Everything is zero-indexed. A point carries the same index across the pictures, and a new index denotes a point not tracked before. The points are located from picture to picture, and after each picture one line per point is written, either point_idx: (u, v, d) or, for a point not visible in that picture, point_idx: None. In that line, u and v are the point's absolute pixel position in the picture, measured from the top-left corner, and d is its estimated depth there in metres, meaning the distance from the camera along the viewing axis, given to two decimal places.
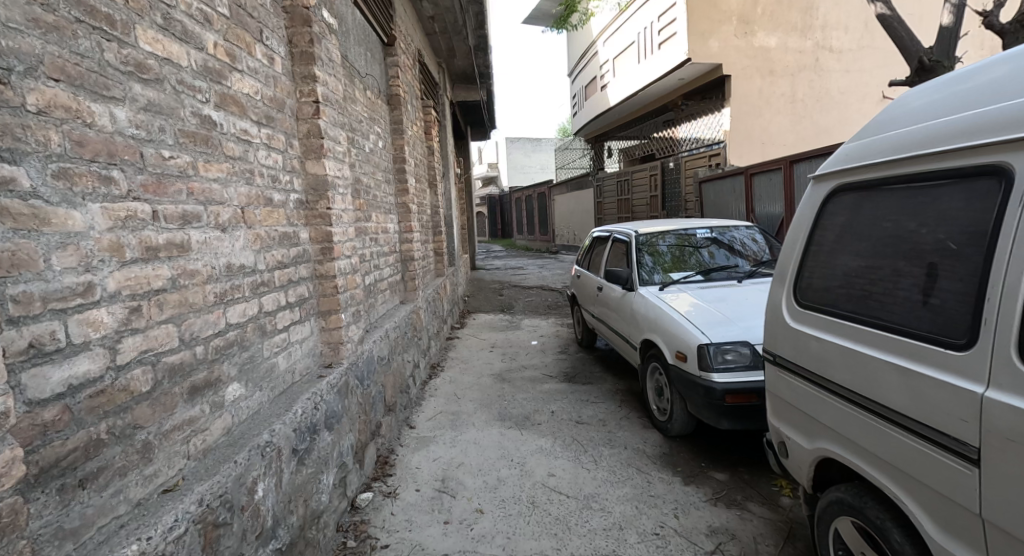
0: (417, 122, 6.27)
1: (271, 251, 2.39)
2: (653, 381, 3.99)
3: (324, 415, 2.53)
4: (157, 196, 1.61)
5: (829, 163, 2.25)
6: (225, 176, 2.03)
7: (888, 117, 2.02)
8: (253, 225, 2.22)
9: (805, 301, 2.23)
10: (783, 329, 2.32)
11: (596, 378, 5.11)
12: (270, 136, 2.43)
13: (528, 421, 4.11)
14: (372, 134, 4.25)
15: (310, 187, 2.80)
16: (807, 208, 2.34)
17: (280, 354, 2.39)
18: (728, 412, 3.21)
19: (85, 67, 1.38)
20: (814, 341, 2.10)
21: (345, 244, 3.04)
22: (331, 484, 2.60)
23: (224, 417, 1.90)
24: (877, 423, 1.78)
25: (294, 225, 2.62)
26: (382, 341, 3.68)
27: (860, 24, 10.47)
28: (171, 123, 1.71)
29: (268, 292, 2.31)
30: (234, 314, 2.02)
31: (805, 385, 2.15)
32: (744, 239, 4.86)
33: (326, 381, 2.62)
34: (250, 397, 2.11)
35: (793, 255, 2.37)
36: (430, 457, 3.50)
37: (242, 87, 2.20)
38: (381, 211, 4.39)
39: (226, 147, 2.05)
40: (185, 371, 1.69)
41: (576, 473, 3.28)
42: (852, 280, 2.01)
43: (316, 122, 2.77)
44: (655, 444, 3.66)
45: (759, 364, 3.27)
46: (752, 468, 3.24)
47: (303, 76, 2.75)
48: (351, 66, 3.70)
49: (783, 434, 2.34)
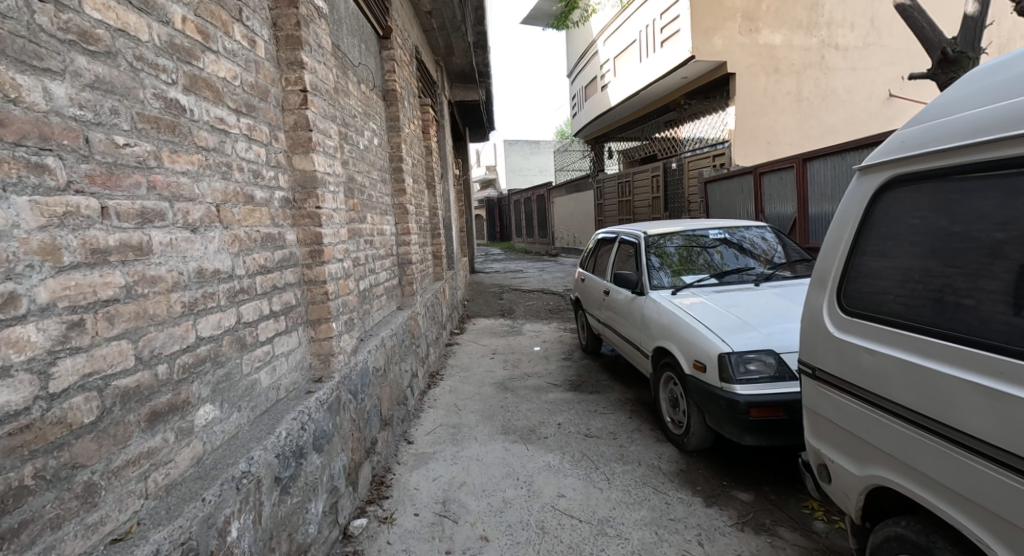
0: (415, 121, 6.03)
1: (252, 254, 2.14)
2: (666, 391, 3.75)
3: (313, 436, 2.28)
4: (106, 189, 1.36)
5: (878, 154, 2.01)
6: (196, 170, 1.79)
7: (953, 98, 1.80)
8: (230, 225, 1.98)
9: (852, 309, 2.00)
10: (823, 339, 2.10)
11: (603, 387, 4.86)
12: (251, 126, 2.19)
13: (534, 434, 3.86)
14: (366, 131, 4.01)
15: (298, 184, 2.56)
16: (853, 204, 2.10)
17: (262, 370, 2.14)
18: (753, 427, 2.97)
19: (8, 29, 1.15)
20: (867, 354, 1.88)
21: (336, 246, 2.79)
22: (321, 512, 2.35)
23: (194, 445, 1.66)
24: (951, 452, 1.58)
25: (278, 225, 2.38)
26: (378, 351, 3.42)
27: (867, 22, 10.27)
28: (128, 105, 1.46)
29: (248, 300, 2.06)
30: (206, 327, 1.77)
31: (855, 403, 1.93)
32: (755, 239, 4.63)
33: (315, 398, 2.38)
34: (227, 420, 1.87)
35: (835, 256, 2.13)
36: (429, 476, 3.25)
37: (217, 70, 1.96)
38: (377, 213, 4.15)
39: (198, 137, 1.81)
40: (144, 395, 1.45)
41: (588, 494, 3.03)
42: (916, 286, 1.79)
43: (304, 113, 2.54)
44: (671, 459, 3.41)
45: (787, 375, 3.02)
46: (778, 488, 2.99)
47: (289, 62, 2.51)
48: (343, 55, 3.46)
49: (824, 456, 2.12)
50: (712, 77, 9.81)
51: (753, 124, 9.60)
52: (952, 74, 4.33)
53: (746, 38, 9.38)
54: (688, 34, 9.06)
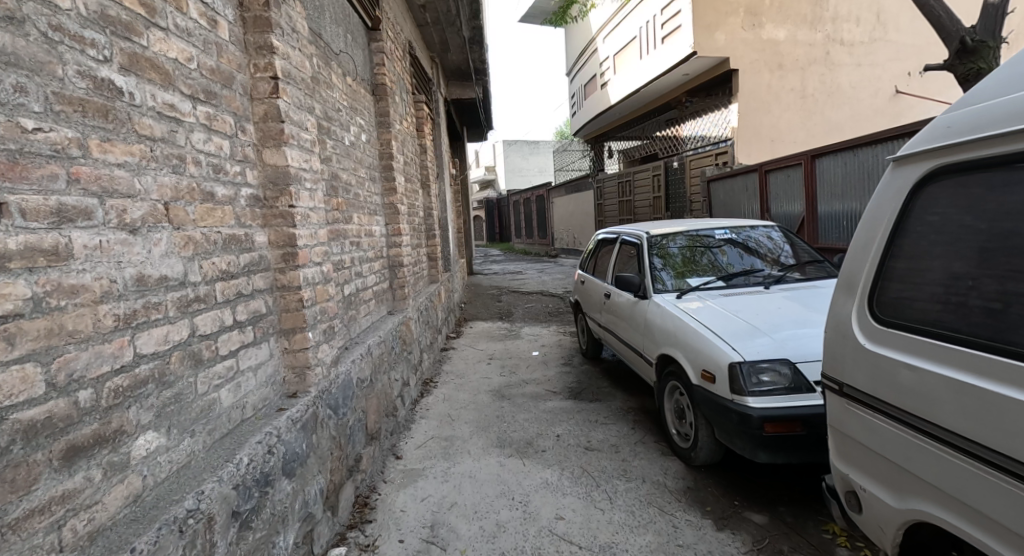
0: (408, 118, 5.80)
1: (212, 259, 1.90)
2: (672, 402, 3.52)
3: (281, 460, 2.06)
4: (6, 181, 1.17)
5: (916, 143, 1.76)
6: (137, 162, 1.56)
7: (1007, 75, 1.55)
8: (182, 225, 1.75)
9: (886, 318, 1.76)
10: (852, 351, 1.85)
11: (604, 395, 4.62)
12: (210, 116, 1.97)
13: (531, 447, 3.63)
14: (352, 126, 3.79)
15: (269, 181, 2.33)
16: (885, 199, 1.86)
17: (223, 388, 1.92)
18: (767, 443, 2.74)
19: None
20: (908, 371, 1.63)
21: (313, 249, 2.55)
22: (291, 545, 2.12)
23: (131, 481, 1.44)
24: (1012, 487, 1.33)
25: (245, 225, 2.16)
26: (363, 361, 3.19)
27: (873, 16, 9.99)
28: (40, 82, 1.26)
29: (204, 311, 1.84)
30: (147, 344, 1.54)
31: (893, 425, 1.69)
32: (762, 239, 4.40)
33: (286, 417, 2.16)
34: (176, 449, 1.64)
35: (864, 257, 1.88)
36: (418, 495, 3.02)
37: (166, 50, 1.72)
38: (364, 213, 3.92)
39: (139, 123, 1.58)
40: (59, 428, 1.23)
41: (588, 516, 2.80)
42: (949, 292, 1.59)
43: (274, 102, 2.31)
44: (678, 475, 3.18)
45: (804, 386, 2.78)
46: (794, 509, 2.76)
47: (257, 47, 2.28)
48: (324, 44, 3.24)
49: (855, 484, 1.88)
50: (714, 73, 9.57)
51: (756, 121, 9.37)
52: (972, 65, 4.09)
53: (748, 33, 9.16)
54: (690, 30, 8.83)
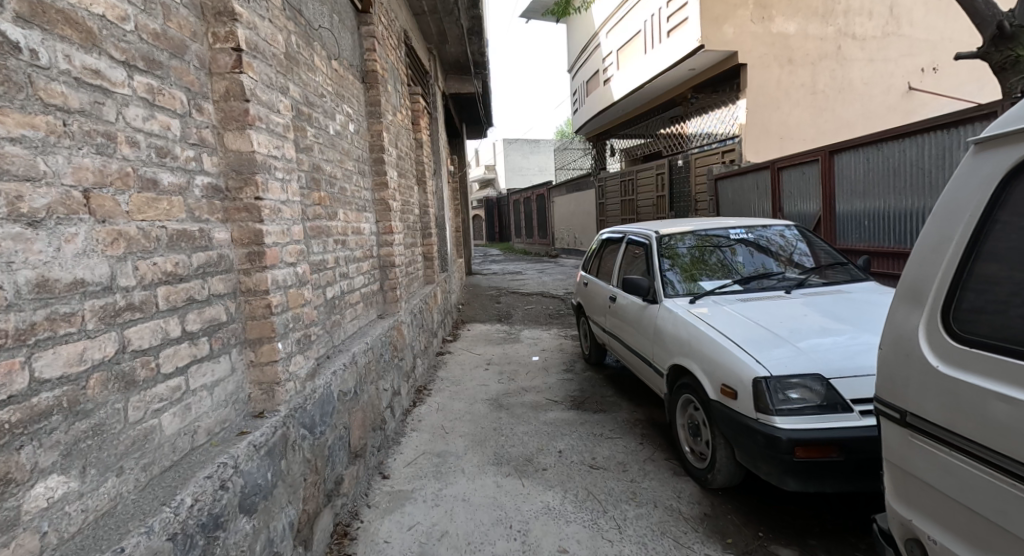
0: (402, 111, 5.48)
1: (155, 260, 1.60)
2: (685, 417, 3.21)
3: (238, 496, 1.75)
4: None
5: (1006, 121, 1.46)
6: (42, 138, 1.27)
7: None
8: (110, 217, 1.43)
9: (967, 335, 1.44)
10: (919, 372, 1.53)
11: (609, 405, 4.32)
12: (154, 88, 1.66)
13: (531, 465, 3.32)
14: (338, 114, 3.47)
15: (230, 168, 2.02)
16: (965, 189, 1.54)
17: (166, 412, 1.61)
18: (796, 469, 2.44)
19: None
20: (999, 401, 1.31)
21: (285, 248, 2.23)
22: None
23: (21, 543, 1.14)
24: None
25: (199, 220, 1.84)
26: (347, 372, 2.87)
27: (886, 11, 9.67)
28: None
29: (140, 322, 1.52)
30: (49, 366, 1.23)
31: (977, 466, 1.37)
32: (779, 239, 4.07)
33: (247, 443, 1.85)
34: (93, 494, 1.33)
35: (936, 259, 1.57)
36: (404, 524, 2.70)
37: (89, 4, 1.42)
38: (351, 210, 3.61)
39: (45, 90, 1.28)
40: None
41: (594, 548, 2.49)
42: (1007, 301, 1.39)
43: (237, 78, 2.00)
44: (693, 500, 2.88)
45: (839, 405, 2.45)
46: (826, 543, 2.46)
47: (216, 12, 1.96)
48: (303, 20, 2.91)
49: (921, 534, 1.56)
50: (721, 69, 9.27)
51: (765, 118, 9.06)
52: (1009, 52, 3.75)
53: (757, 27, 8.83)
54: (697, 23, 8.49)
